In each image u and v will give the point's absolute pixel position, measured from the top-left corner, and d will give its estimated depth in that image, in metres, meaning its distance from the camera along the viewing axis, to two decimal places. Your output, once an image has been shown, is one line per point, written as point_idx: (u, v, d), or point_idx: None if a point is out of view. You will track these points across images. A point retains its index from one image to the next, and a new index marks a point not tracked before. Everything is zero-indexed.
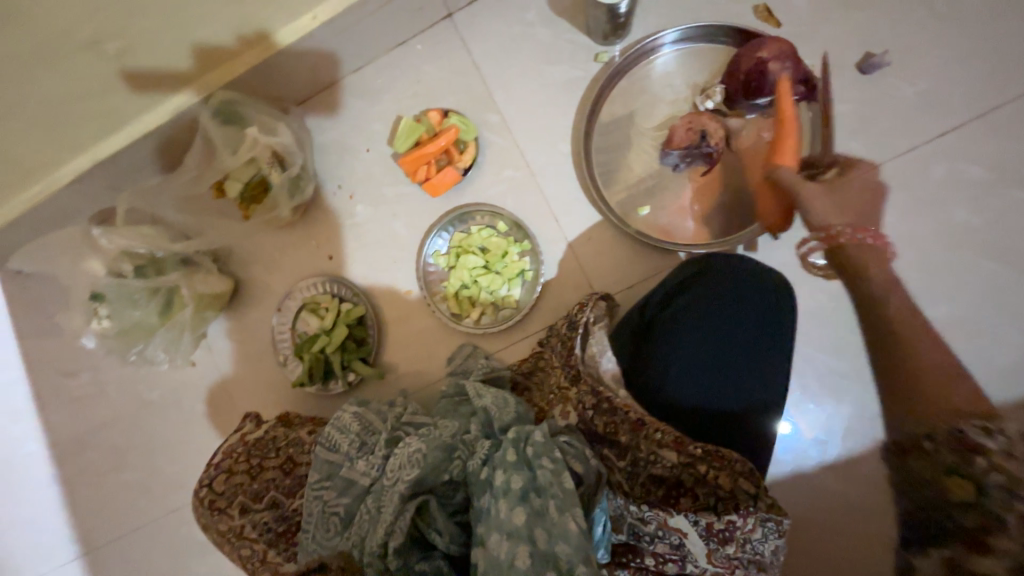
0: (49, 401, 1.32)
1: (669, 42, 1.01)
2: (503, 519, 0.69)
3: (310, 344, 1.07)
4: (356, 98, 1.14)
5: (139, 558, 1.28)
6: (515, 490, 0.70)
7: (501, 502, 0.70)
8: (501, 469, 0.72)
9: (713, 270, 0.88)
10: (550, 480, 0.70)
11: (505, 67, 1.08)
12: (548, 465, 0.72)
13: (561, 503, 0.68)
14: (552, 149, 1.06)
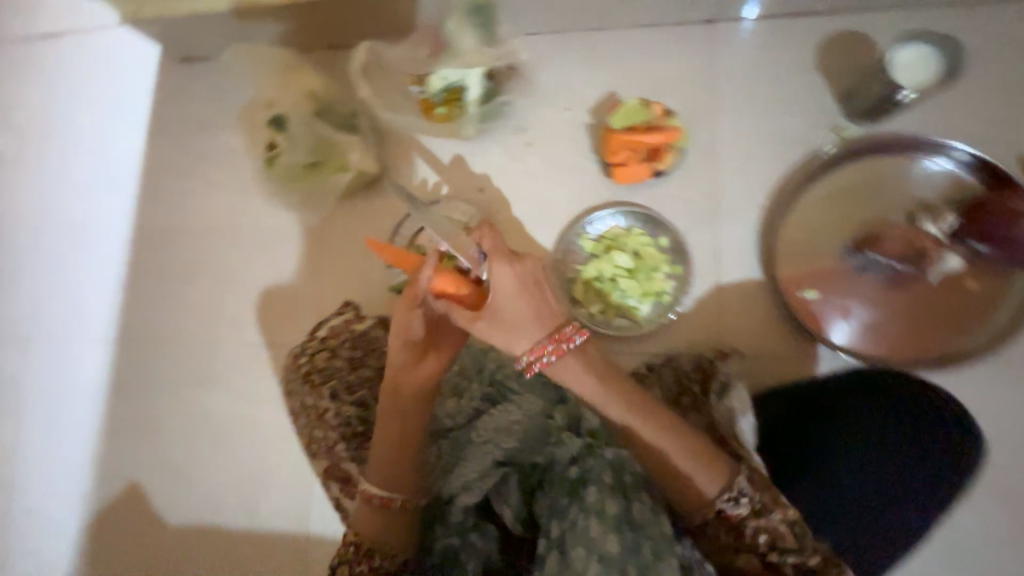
0: (159, 190, 1.34)
1: (955, 156, 0.95)
2: (591, 537, 0.69)
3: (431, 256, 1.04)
4: (580, 54, 1.11)
5: (166, 368, 1.29)
6: (611, 516, 0.70)
7: (594, 521, 0.70)
8: (595, 487, 0.73)
9: (862, 380, 0.89)
10: (648, 518, 0.71)
11: (737, 96, 1.05)
12: (646, 501, 0.73)
13: (655, 544, 0.68)
14: (745, 192, 1.03)
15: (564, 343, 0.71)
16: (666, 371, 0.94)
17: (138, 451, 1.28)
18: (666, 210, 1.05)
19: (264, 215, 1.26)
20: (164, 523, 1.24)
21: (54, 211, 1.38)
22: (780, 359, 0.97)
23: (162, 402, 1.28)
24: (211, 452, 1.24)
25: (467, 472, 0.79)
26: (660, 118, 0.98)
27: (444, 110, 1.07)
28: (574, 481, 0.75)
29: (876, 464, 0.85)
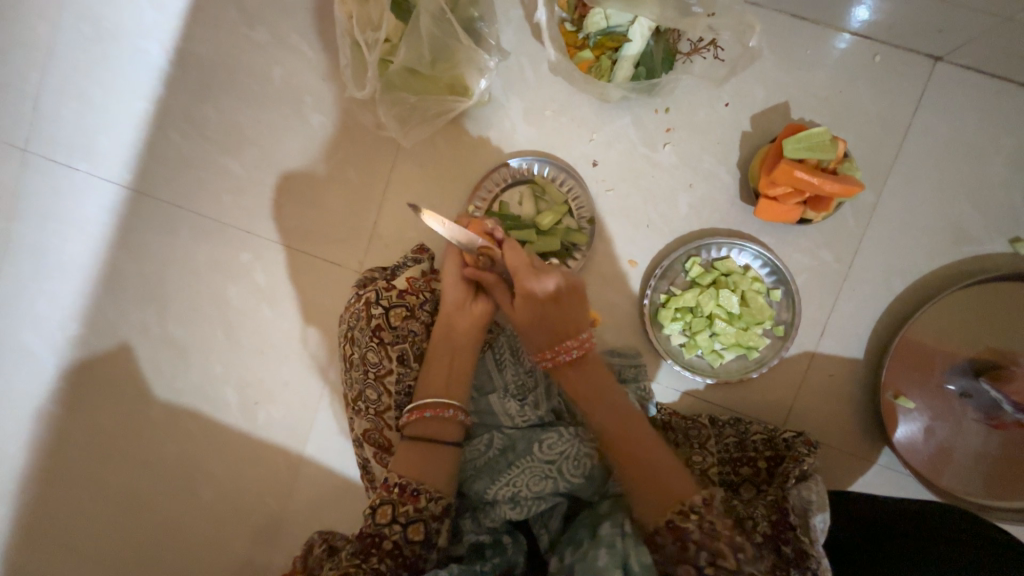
0: (211, 24, 1.10)
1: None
2: (597, 568, 0.63)
3: (518, 227, 0.93)
4: (768, 45, 0.91)
5: (181, 237, 1.14)
6: (618, 554, 0.63)
7: (602, 552, 0.64)
8: (613, 524, 0.67)
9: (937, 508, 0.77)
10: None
11: (925, 160, 0.89)
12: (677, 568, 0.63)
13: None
14: (883, 272, 0.91)
15: (560, 356, 0.73)
16: (734, 433, 0.88)
17: (136, 313, 1.17)
18: (792, 261, 0.93)
19: (336, 102, 1.06)
20: (152, 395, 1.17)
21: (81, 5, 1.13)
22: (838, 452, 0.94)
23: (172, 273, 1.15)
24: (216, 341, 1.14)
25: (521, 486, 0.71)
26: (838, 161, 0.83)
27: (590, 56, 0.87)
28: (603, 515, 0.70)
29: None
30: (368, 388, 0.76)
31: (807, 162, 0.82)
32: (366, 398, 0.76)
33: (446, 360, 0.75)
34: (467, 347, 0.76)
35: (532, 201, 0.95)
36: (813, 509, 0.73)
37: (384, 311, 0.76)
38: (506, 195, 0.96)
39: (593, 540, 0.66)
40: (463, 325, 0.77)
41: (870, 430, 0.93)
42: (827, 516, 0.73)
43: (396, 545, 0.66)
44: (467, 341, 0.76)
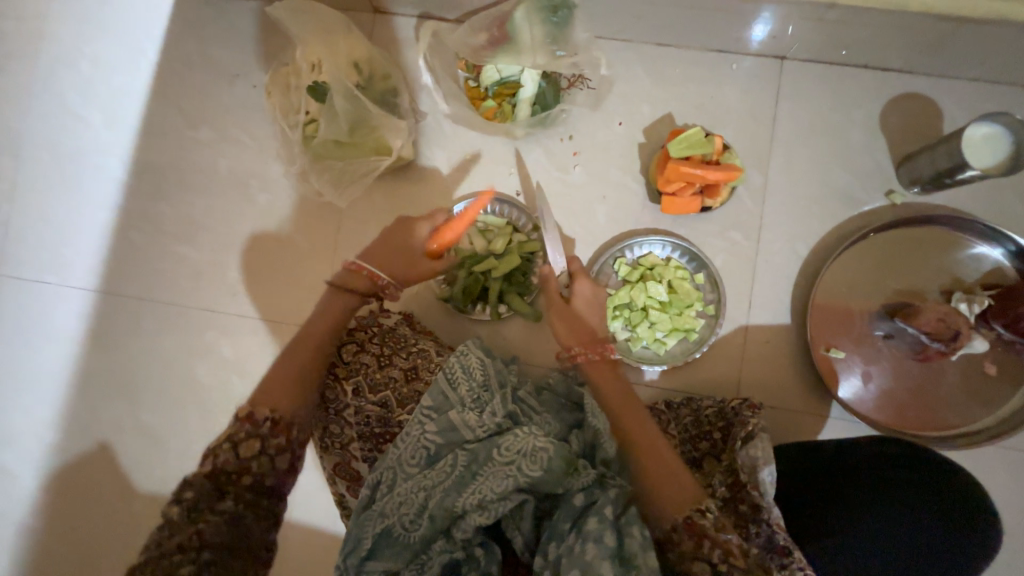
0: (161, 134, 1.22)
1: (1007, 246, 0.93)
2: (587, 561, 0.68)
3: (478, 260, 1.00)
4: (643, 70, 1.06)
5: (150, 327, 1.20)
6: (609, 546, 0.69)
7: (592, 546, 0.69)
8: (597, 518, 0.71)
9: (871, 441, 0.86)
10: (637, 551, 0.70)
11: (797, 140, 1.02)
12: (637, 536, 0.72)
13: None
14: (788, 242, 1.01)
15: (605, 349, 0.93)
16: (686, 411, 0.94)
17: (111, 410, 1.20)
18: (707, 246, 1.02)
19: (279, 181, 1.16)
20: (132, 488, 1.17)
21: (40, 137, 1.25)
22: (795, 414, 0.99)
23: (143, 363, 1.19)
24: (192, 422, 1.17)
25: (487, 492, 0.74)
26: (719, 153, 0.95)
27: (492, 104, 1.00)
28: (579, 508, 0.74)
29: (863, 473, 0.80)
30: (331, 423, 0.83)
31: (691, 158, 0.94)
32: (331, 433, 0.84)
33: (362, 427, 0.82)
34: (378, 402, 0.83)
35: (480, 236, 1.03)
36: (760, 463, 0.80)
37: (336, 349, 0.86)
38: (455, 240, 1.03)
39: (578, 533, 0.71)
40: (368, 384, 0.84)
41: (816, 388, 0.99)
42: (772, 467, 0.79)
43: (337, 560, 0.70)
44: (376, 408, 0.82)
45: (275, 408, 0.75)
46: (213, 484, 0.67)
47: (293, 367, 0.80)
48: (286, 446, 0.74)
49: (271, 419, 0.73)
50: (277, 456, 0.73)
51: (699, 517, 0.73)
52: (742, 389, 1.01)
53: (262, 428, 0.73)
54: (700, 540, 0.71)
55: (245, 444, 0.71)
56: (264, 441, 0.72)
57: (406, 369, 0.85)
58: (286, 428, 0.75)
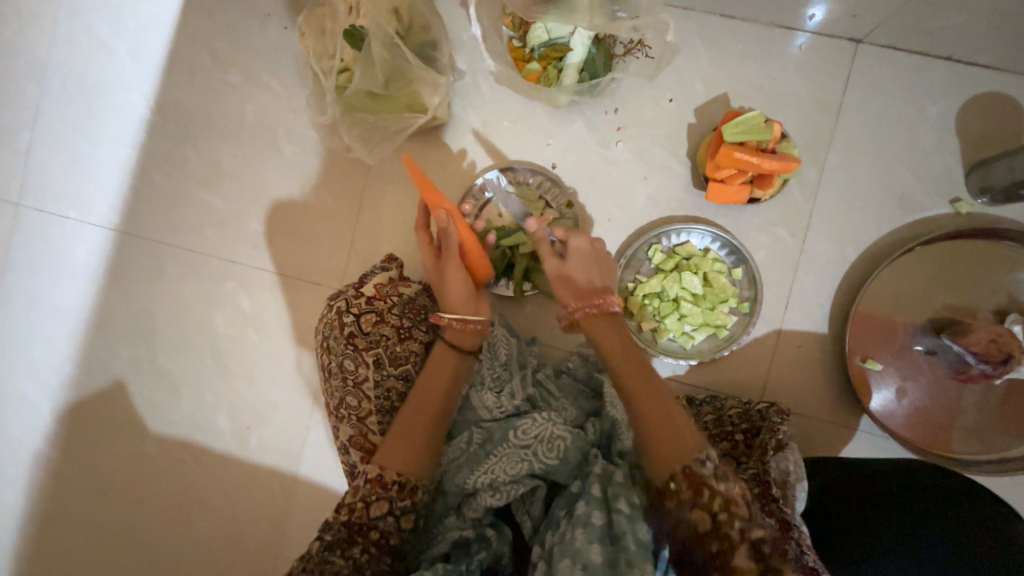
0: (186, 72, 1.17)
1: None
2: (577, 548, 0.67)
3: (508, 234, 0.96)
4: (703, 43, 0.98)
5: (169, 272, 1.18)
6: (597, 528, 0.68)
7: (580, 531, 0.68)
8: (587, 501, 0.70)
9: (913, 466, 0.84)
10: (627, 529, 0.67)
11: (860, 135, 0.95)
12: (626, 512, 0.68)
13: (632, 557, 0.65)
14: (837, 243, 0.95)
15: (607, 304, 0.80)
16: (708, 411, 0.90)
17: (128, 350, 1.20)
18: (748, 240, 0.97)
19: (305, 132, 1.12)
20: (145, 429, 1.19)
21: (63, 66, 1.21)
22: (820, 422, 0.96)
23: (161, 307, 1.18)
24: (206, 369, 1.17)
25: (499, 474, 0.73)
26: (776, 141, 0.88)
27: (537, 68, 0.93)
28: (575, 495, 0.74)
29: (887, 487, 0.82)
30: (348, 395, 0.79)
31: (746, 144, 0.87)
32: (347, 405, 0.79)
33: (426, 422, 0.74)
34: (444, 398, 0.77)
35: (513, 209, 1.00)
36: (793, 480, 0.78)
37: (354, 318, 0.79)
38: (488, 212, 1.01)
39: (570, 519, 0.70)
40: (440, 380, 0.78)
41: (844, 397, 0.96)
42: (804, 484, 0.78)
43: (383, 534, 0.69)
44: (445, 402, 0.76)
45: (403, 472, 0.71)
46: (345, 533, 0.68)
47: (415, 426, 0.74)
48: (409, 508, 0.71)
49: (399, 485, 0.70)
50: (404, 515, 0.71)
51: (699, 466, 0.61)
52: (769, 390, 0.97)
53: (392, 491, 0.70)
54: (697, 487, 0.61)
55: (377, 504, 0.70)
56: (394, 503, 0.70)
57: (429, 344, 0.83)
58: (412, 490, 0.71)
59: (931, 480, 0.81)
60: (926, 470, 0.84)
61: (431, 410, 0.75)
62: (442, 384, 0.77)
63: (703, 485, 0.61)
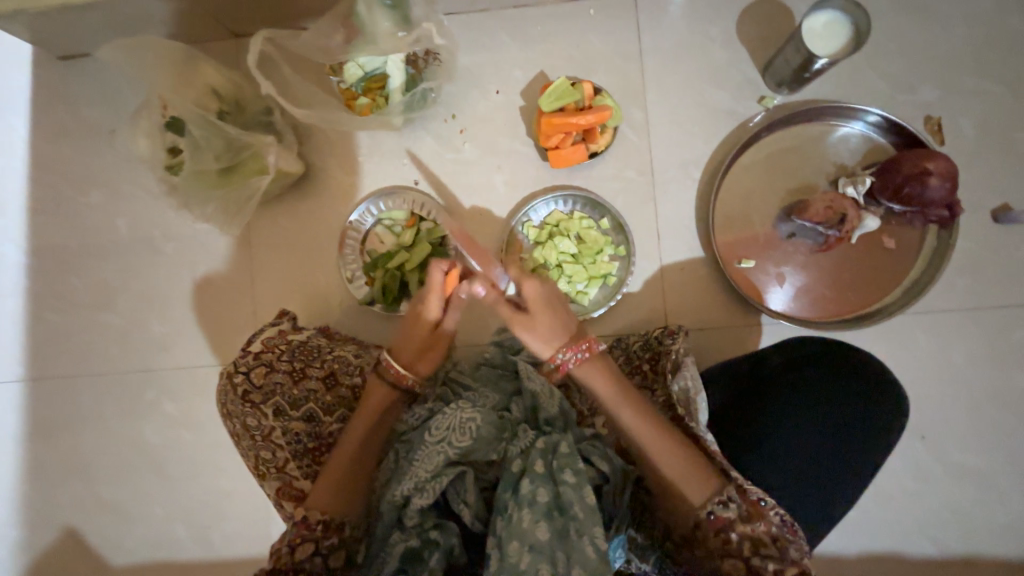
0: (50, 208, 1.19)
1: (867, 119, 0.97)
2: (523, 529, 0.70)
3: (391, 257, 1.02)
4: (507, 35, 1.07)
5: (88, 403, 1.17)
6: (542, 505, 0.71)
7: (526, 511, 0.71)
8: (529, 478, 0.73)
9: (787, 346, 0.88)
10: (572, 497, 0.71)
11: (667, 69, 1.04)
12: (571, 480, 0.73)
13: (581, 524, 0.70)
14: (681, 168, 1.03)
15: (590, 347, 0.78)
16: (619, 352, 0.94)
17: (69, 495, 1.17)
18: (605, 190, 1.04)
19: (179, 226, 1.14)
20: (109, 567, 1.15)
21: None
22: (726, 331, 1.02)
23: (90, 439, 1.17)
24: (151, 485, 1.15)
25: (421, 473, 0.76)
26: (590, 98, 0.96)
27: (366, 100, 0.99)
28: (517, 473, 0.75)
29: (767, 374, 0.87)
30: (262, 450, 0.82)
31: (565, 109, 0.95)
32: (265, 460, 0.82)
33: (348, 456, 0.78)
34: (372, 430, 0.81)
35: (390, 233, 1.06)
36: (692, 393, 0.80)
37: (246, 376, 0.83)
38: (369, 243, 1.07)
39: (516, 500, 0.73)
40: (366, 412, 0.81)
41: (739, 300, 1.01)
42: (704, 396, 0.80)
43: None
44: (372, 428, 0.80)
45: (326, 510, 0.75)
46: None
47: (341, 464, 0.77)
48: (338, 546, 0.75)
49: (323, 523, 0.74)
50: (332, 552, 0.74)
51: (722, 510, 0.71)
52: (671, 317, 1.02)
53: (315, 532, 0.73)
54: (724, 531, 0.71)
55: (301, 548, 0.72)
56: (320, 543, 0.73)
57: (325, 378, 0.86)
58: (337, 526, 0.75)
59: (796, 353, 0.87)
60: (802, 343, 0.88)
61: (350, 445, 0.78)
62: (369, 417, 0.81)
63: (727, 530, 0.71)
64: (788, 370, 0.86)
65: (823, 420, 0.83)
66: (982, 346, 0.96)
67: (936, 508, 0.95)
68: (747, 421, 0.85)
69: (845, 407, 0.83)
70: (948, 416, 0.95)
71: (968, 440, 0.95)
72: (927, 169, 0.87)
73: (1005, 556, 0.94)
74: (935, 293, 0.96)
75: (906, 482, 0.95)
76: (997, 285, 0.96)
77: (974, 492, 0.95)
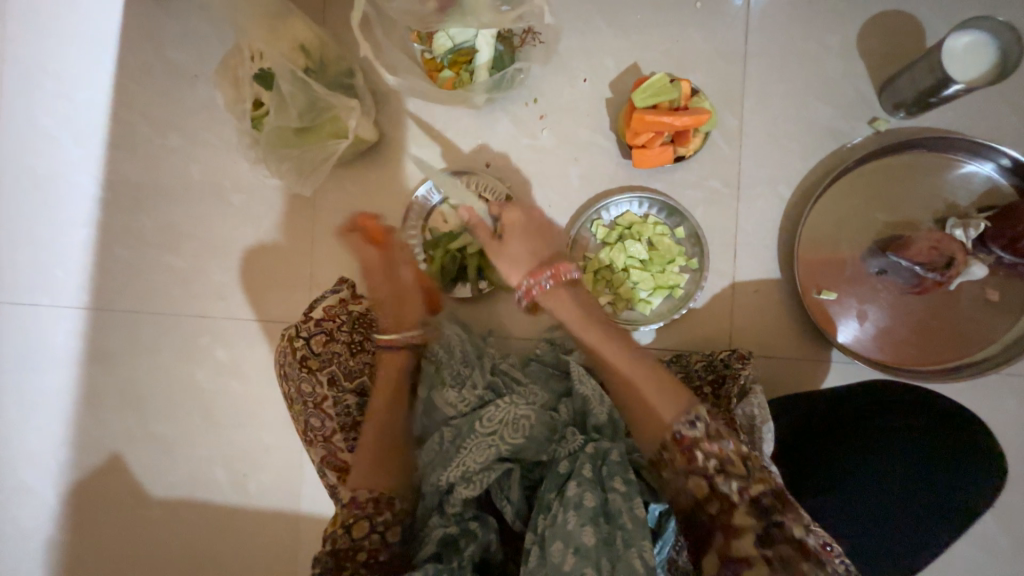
0: (128, 146, 1.22)
1: (999, 161, 0.88)
2: (567, 531, 0.67)
3: (454, 238, 1.00)
4: (604, 20, 1.01)
5: (144, 339, 1.21)
6: (589, 510, 0.68)
7: (572, 514, 0.68)
8: (577, 482, 0.70)
9: (870, 391, 0.85)
10: (620, 506, 0.69)
11: (771, 76, 0.97)
12: (620, 489, 0.70)
13: (629, 534, 0.67)
14: (770, 185, 0.97)
15: (562, 274, 0.81)
16: (676, 369, 0.88)
17: (119, 423, 1.22)
18: (685, 198, 0.99)
19: (248, 179, 1.15)
20: (148, 496, 1.21)
21: (13, 163, 1.25)
22: (793, 362, 0.96)
23: (143, 374, 1.21)
24: (195, 426, 1.19)
25: (469, 463, 0.74)
26: (687, 99, 0.90)
27: (450, 74, 0.96)
28: (564, 475, 0.73)
29: (850, 415, 0.83)
30: (313, 417, 0.84)
31: (659, 107, 0.90)
32: (313, 427, 0.84)
33: (381, 431, 0.81)
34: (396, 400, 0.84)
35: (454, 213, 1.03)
36: (759, 422, 0.77)
37: (305, 341, 0.86)
38: (432, 220, 1.04)
39: (561, 501, 0.71)
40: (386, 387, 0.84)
41: (812, 332, 0.96)
42: (770, 425, 0.76)
43: (373, 552, 0.74)
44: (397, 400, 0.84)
45: (372, 489, 0.77)
46: (334, 560, 0.72)
47: (376, 439, 0.80)
48: (393, 519, 0.76)
49: (373, 501, 0.76)
50: (388, 529, 0.76)
51: (686, 428, 0.65)
52: (735, 339, 0.98)
53: (368, 509, 0.76)
54: (694, 454, 0.64)
55: (357, 525, 0.75)
56: (373, 519, 0.75)
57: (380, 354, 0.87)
58: (388, 503, 0.77)
59: (881, 398, 0.84)
60: (886, 388, 0.85)
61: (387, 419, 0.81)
62: (393, 387, 0.84)
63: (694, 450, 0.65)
64: (879, 413, 0.82)
65: (906, 475, 0.78)
66: None
67: None
68: (813, 464, 0.80)
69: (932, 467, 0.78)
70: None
71: None
72: None
73: None
74: None
75: (968, 549, 0.90)
76: None
77: None
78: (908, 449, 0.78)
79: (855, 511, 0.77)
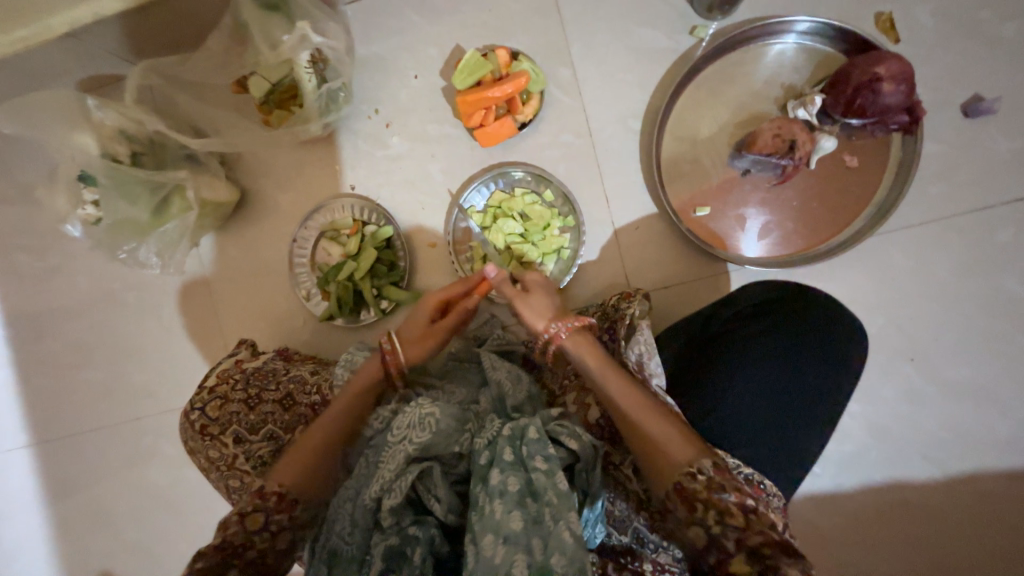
0: (12, 278, 1.20)
1: (798, 30, 0.89)
2: (497, 520, 0.67)
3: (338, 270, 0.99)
4: (414, 11, 1.00)
5: (93, 456, 1.21)
6: (512, 495, 0.68)
7: (498, 502, 0.68)
8: (500, 469, 0.71)
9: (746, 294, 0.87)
10: (544, 483, 0.69)
11: (589, 16, 0.96)
12: (542, 467, 0.71)
13: (556, 510, 0.67)
14: (620, 121, 0.97)
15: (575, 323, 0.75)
16: None
17: (96, 543, 1.23)
18: (545, 160, 0.99)
19: (135, 274, 1.14)
20: None
21: None
22: (690, 283, 0.97)
23: (102, 489, 1.21)
24: (166, 522, 1.20)
25: (386, 474, 0.73)
26: (506, 66, 0.91)
27: (283, 112, 0.96)
28: (486, 466, 0.73)
29: (731, 320, 0.85)
30: (230, 478, 0.84)
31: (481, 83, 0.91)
32: (235, 488, 0.84)
33: (322, 437, 0.77)
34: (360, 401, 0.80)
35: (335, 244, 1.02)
36: (647, 361, 0.77)
37: (201, 411, 0.86)
38: (317, 259, 1.03)
39: (487, 492, 0.70)
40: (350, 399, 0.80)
41: (699, 250, 0.96)
42: (657, 357, 0.78)
43: (256, 552, 0.70)
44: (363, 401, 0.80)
45: (282, 483, 0.73)
46: (219, 555, 0.67)
47: (308, 442, 0.77)
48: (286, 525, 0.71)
49: (277, 494, 0.71)
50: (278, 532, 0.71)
51: (689, 480, 0.61)
52: (633, 280, 0.98)
53: (269, 503, 0.71)
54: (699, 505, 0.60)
55: (251, 518, 0.69)
56: (269, 517, 0.70)
57: (282, 400, 0.86)
58: (290, 505, 0.72)
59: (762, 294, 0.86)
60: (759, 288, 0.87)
61: (337, 420, 0.78)
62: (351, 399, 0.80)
63: (675, 489, 0.61)
64: (758, 311, 0.84)
65: (791, 360, 0.79)
66: (962, 254, 0.89)
67: (931, 429, 0.91)
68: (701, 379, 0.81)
69: (817, 345, 0.80)
70: (932, 334, 0.91)
71: (956, 355, 0.90)
72: (878, 75, 0.80)
73: (1008, 464, 0.90)
74: (906, 205, 0.90)
75: (895, 406, 0.92)
76: (970, 186, 0.89)
77: (966, 406, 0.91)
78: (792, 332, 0.80)
79: (755, 407, 0.78)
